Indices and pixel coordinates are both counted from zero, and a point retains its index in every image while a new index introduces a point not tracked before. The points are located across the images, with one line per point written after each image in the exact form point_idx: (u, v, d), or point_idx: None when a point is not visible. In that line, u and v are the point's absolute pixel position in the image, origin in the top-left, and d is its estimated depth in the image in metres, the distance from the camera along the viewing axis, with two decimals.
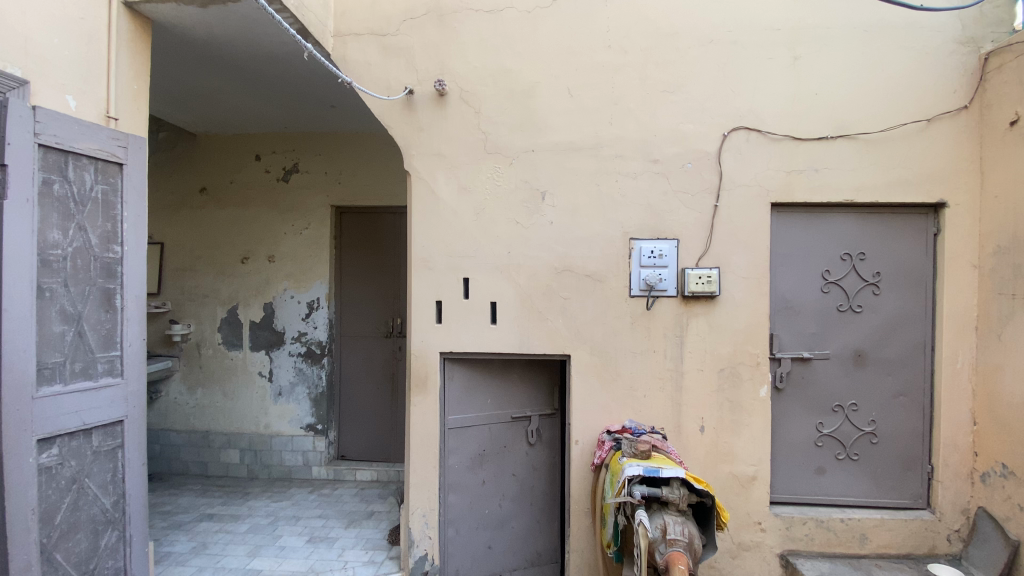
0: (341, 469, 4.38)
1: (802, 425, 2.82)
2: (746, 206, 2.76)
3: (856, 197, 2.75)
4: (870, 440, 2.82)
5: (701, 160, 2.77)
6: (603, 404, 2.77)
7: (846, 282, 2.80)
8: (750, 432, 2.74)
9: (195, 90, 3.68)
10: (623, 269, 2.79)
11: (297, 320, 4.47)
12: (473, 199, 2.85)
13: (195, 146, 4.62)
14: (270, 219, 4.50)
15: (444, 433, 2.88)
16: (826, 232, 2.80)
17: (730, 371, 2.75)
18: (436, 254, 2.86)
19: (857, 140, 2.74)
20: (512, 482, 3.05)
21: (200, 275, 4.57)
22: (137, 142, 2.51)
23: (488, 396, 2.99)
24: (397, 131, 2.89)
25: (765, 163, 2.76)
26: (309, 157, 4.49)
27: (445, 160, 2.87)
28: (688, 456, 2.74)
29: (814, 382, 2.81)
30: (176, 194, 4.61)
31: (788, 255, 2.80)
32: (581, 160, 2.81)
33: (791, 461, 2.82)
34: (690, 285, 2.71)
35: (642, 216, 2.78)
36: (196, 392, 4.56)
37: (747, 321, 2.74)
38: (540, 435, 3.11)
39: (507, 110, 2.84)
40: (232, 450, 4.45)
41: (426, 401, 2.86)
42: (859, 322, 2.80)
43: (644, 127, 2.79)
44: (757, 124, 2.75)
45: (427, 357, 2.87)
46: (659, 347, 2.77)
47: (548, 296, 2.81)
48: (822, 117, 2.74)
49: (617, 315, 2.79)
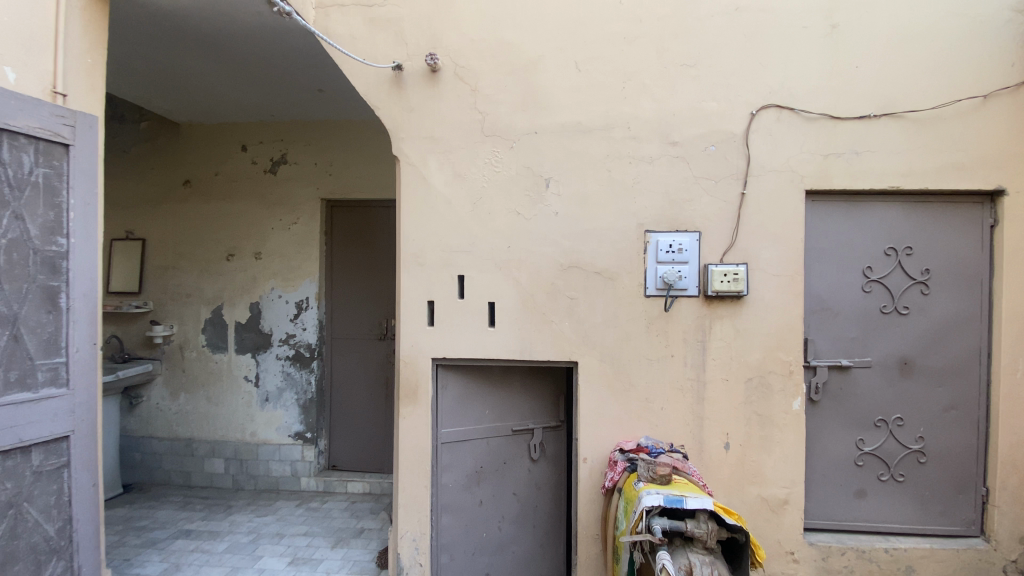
0: (332, 481, 4.08)
1: (840, 442, 2.49)
2: (778, 195, 2.43)
3: (903, 184, 2.42)
4: (918, 460, 2.49)
5: (726, 142, 2.45)
6: (615, 418, 2.46)
7: (891, 280, 2.47)
8: (782, 450, 2.42)
9: (170, 71, 3.41)
10: (637, 265, 2.47)
11: (285, 321, 4.19)
12: (469, 186, 2.55)
13: (178, 137, 4.35)
14: (257, 213, 4.22)
15: (437, 448, 2.58)
16: (868, 223, 2.48)
17: (760, 382, 2.43)
18: (429, 249, 2.57)
19: (903, 119, 2.41)
20: (513, 503, 2.74)
21: (184, 274, 4.31)
22: (88, 121, 2.23)
23: (487, 406, 2.69)
24: (385, 112, 2.60)
25: (798, 146, 2.43)
26: (299, 147, 4.21)
27: (438, 144, 2.57)
28: (711, 477, 2.42)
29: (854, 394, 2.48)
30: (159, 187, 4.35)
31: (825, 250, 2.48)
32: (589, 143, 2.50)
33: (827, 483, 2.50)
34: (714, 283, 2.39)
35: (658, 205, 2.47)
36: (179, 397, 4.29)
37: (778, 325, 2.42)
38: (544, 449, 2.81)
39: (507, 89, 2.54)
40: (217, 460, 4.19)
41: (417, 413, 2.56)
42: (905, 326, 2.47)
43: (661, 106, 2.47)
44: (790, 101, 2.43)
45: (417, 364, 2.57)
46: (678, 354, 2.45)
47: (552, 296, 2.51)
48: (864, 94, 2.42)
49: (631, 317, 2.47)
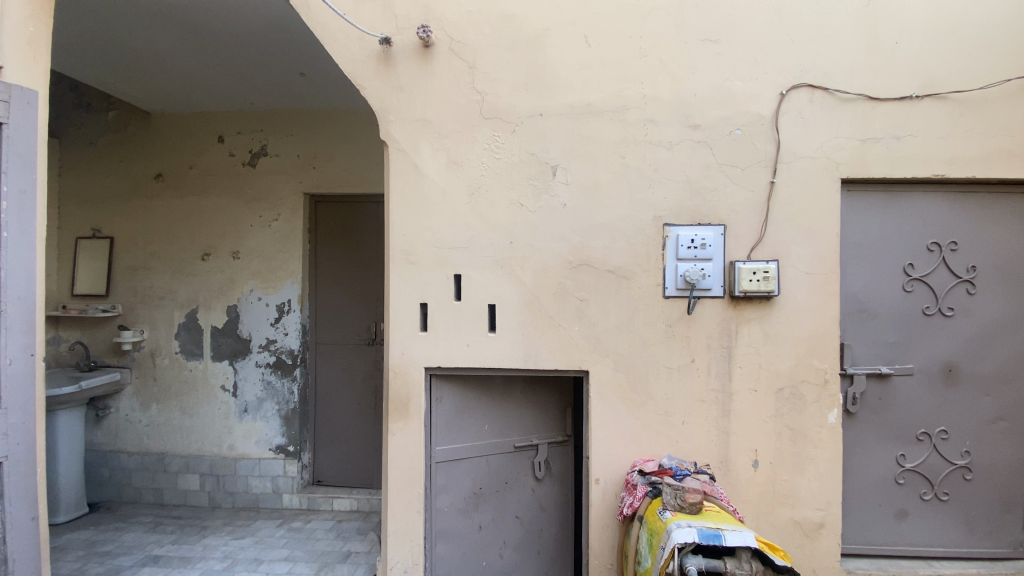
0: (316, 497, 3.77)
1: (879, 458, 2.25)
2: (810, 185, 2.19)
3: (948, 173, 2.18)
4: (963, 476, 2.25)
5: (753, 126, 2.20)
6: (631, 434, 2.20)
7: (934, 278, 2.24)
8: (816, 469, 2.17)
9: (132, 52, 3.11)
10: (655, 263, 2.22)
11: (265, 326, 3.88)
12: (466, 175, 2.28)
13: (149, 127, 4.05)
14: (235, 209, 3.92)
15: (431, 468, 2.31)
16: (909, 215, 2.24)
17: (792, 392, 2.18)
18: (421, 246, 2.29)
19: (948, 100, 2.17)
20: (515, 527, 2.49)
21: (156, 274, 3.99)
22: (26, 97, 1.93)
23: (486, 420, 2.42)
24: (372, 92, 2.32)
25: (833, 130, 2.19)
26: (279, 137, 3.91)
27: (431, 127, 2.29)
28: (738, 499, 2.17)
29: (894, 405, 2.25)
30: (130, 180, 4.04)
31: (861, 246, 2.24)
32: (601, 126, 2.24)
33: (865, 503, 2.26)
34: (741, 282, 2.14)
35: (678, 195, 2.22)
36: (151, 409, 3.98)
37: (812, 329, 2.17)
38: (549, 467, 2.57)
39: (509, 66, 2.27)
40: (192, 476, 3.87)
41: (408, 429, 2.28)
42: (950, 329, 2.24)
43: (681, 85, 2.22)
44: (824, 80, 2.19)
45: (408, 374, 2.29)
46: (701, 361, 2.20)
47: (560, 298, 2.24)
48: (904, 72, 2.18)
49: (649, 321, 2.22)
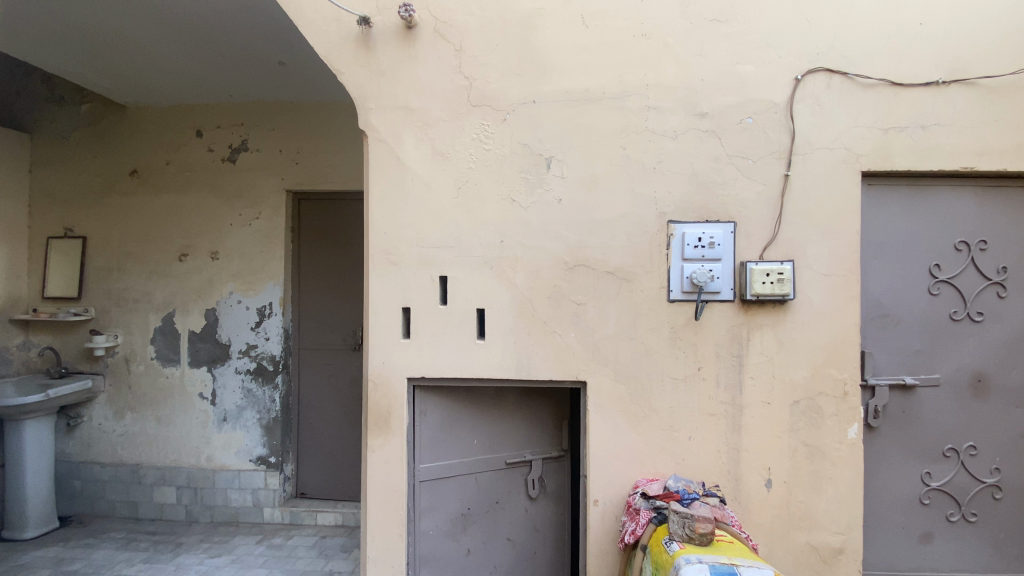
0: (299, 511, 3.57)
1: (902, 476, 2.07)
2: (828, 179, 2.01)
3: (977, 165, 2.00)
4: (993, 496, 2.07)
5: (765, 114, 2.02)
6: (632, 451, 2.01)
7: (962, 281, 2.06)
8: (835, 488, 1.98)
9: (99, 36, 2.90)
10: (658, 264, 2.03)
11: (245, 330, 3.68)
12: (452, 167, 2.09)
13: (123, 121, 3.84)
14: (214, 207, 3.72)
15: (415, 488, 2.12)
16: (934, 212, 2.06)
17: (809, 405, 1.99)
18: (404, 245, 2.10)
19: (978, 86, 1.98)
20: (506, 550, 2.30)
21: (131, 276, 3.79)
22: None
23: (475, 435, 2.24)
24: (351, 77, 2.13)
25: (852, 119, 2.01)
26: (260, 131, 3.71)
27: (414, 116, 2.10)
28: (750, 522, 1.98)
29: (919, 418, 2.06)
30: (103, 177, 3.84)
31: (882, 244, 2.07)
32: (600, 114, 2.05)
33: (887, 525, 2.07)
34: (753, 285, 1.95)
35: (684, 190, 2.03)
36: (125, 418, 3.78)
37: (831, 336, 1.99)
38: (544, 485, 2.38)
39: (499, 49, 2.08)
40: (168, 488, 3.67)
41: (390, 445, 2.08)
42: (979, 336, 2.06)
43: (686, 70, 2.03)
44: (842, 63, 2.00)
45: (389, 386, 2.09)
46: (709, 370, 2.01)
47: (555, 301, 2.05)
48: (930, 55, 1.99)
49: (652, 327, 2.03)
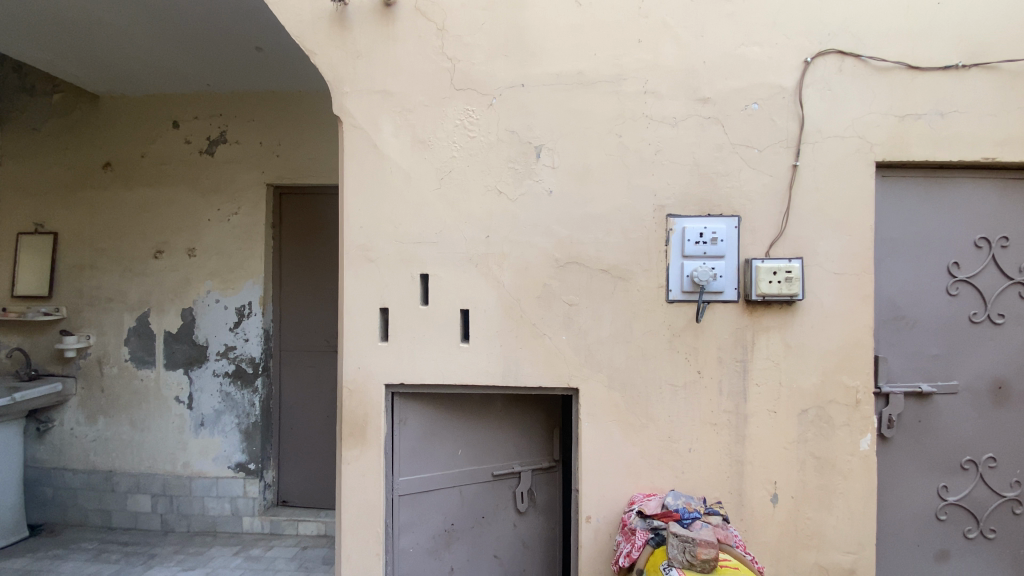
0: (279, 520, 3.40)
1: (917, 490, 1.93)
2: (840, 169, 1.86)
3: (999, 156, 1.85)
4: (1013, 510, 1.93)
5: (772, 99, 1.87)
6: (628, 463, 1.86)
7: (982, 280, 1.92)
8: (846, 504, 1.83)
9: (62, 21, 2.71)
10: (656, 262, 1.88)
11: (224, 331, 3.51)
12: (433, 156, 1.93)
13: (96, 111, 3.66)
14: (191, 202, 3.55)
15: (393, 502, 1.96)
16: (952, 205, 1.92)
17: (818, 414, 1.84)
18: (382, 240, 1.94)
19: (1000, 70, 1.84)
20: (492, 567, 2.15)
21: (104, 274, 3.62)
22: None
23: (459, 445, 2.08)
24: (324, 59, 1.97)
25: (865, 105, 1.86)
26: (240, 122, 3.54)
27: (394, 100, 1.95)
28: (754, 540, 1.83)
29: (936, 428, 1.92)
30: (76, 170, 3.66)
31: (896, 241, 1.92)
32: (594, 99, 1.90)
33: (901, 543, 1.93)
34: (759, 284, 1.81)
35: (685, 181, 1.88)
36: (98, 422, 3.60)
37: (842, 340, 1.84)
38: (533, 498, 2.23)
39: (485, 28, 1.92)
40: (142, 496, 3.50)
41: (366, 456, 1.93)
42: (1000, 340, 1.92)
43: (687, 52, 1.88)
44: (855, 45, 1.85)
45: (365, 393, 1.94)
46: (711, 376, 1.86)
47: (545, 301, 1.90)
48: (949, 36, 1.84)
49: (649, 330, 1.88)
